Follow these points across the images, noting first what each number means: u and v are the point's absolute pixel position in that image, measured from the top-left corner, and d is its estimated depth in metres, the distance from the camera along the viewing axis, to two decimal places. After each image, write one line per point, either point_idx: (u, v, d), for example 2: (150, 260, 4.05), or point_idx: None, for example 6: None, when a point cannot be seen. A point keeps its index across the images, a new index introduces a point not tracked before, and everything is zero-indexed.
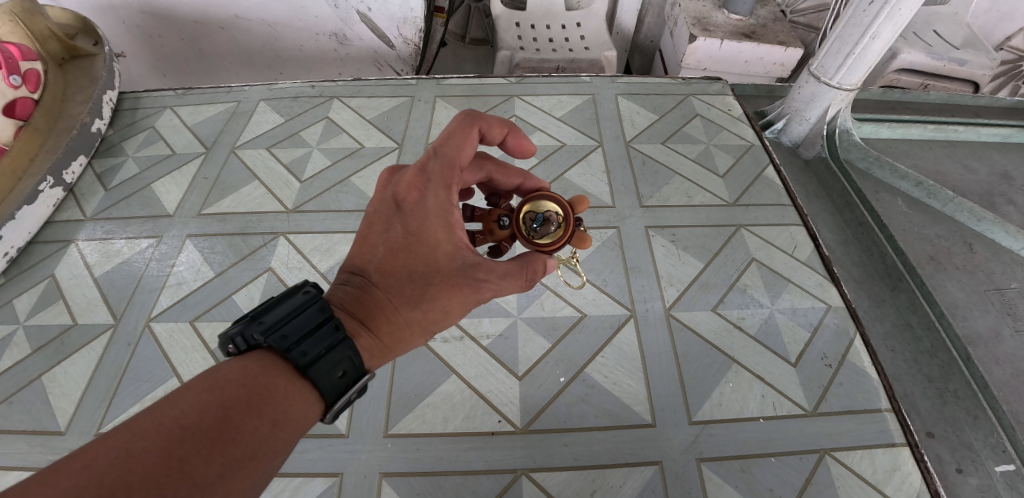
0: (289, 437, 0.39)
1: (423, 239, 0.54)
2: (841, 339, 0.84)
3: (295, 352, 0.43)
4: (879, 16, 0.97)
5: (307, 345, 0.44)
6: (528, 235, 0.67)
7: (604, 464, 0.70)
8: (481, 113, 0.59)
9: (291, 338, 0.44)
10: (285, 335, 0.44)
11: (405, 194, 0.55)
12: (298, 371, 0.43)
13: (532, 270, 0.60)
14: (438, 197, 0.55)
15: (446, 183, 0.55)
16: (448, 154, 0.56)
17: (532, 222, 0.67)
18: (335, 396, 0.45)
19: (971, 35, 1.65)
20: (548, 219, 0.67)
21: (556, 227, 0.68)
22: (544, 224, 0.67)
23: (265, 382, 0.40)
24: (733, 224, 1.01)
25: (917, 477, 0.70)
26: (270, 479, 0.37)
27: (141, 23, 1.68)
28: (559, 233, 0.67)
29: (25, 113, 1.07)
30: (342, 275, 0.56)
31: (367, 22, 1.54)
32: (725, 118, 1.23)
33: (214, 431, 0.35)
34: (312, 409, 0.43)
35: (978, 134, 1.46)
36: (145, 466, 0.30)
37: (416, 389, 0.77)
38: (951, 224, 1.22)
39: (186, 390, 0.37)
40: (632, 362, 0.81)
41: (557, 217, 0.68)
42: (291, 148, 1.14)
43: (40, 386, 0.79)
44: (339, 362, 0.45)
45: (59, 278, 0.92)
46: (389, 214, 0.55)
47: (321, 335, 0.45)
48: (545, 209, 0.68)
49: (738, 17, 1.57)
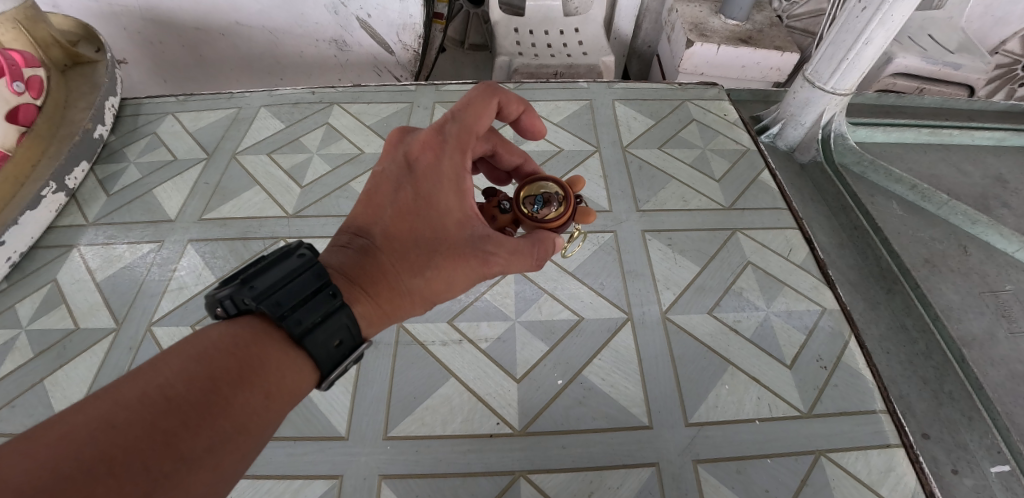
0: (282, 408, 0.40)
1: (433, 203, 0.56)
2: (835, 342, 0.85)
3: (290, 320, 0.44)
4: (871, 22, 0.99)
5: (301, 313, 0.44)
6: (532, 215, 0.66)
7: (601, 466, 0.71)
8: (501, 86, 0.59)
9: (285, 306, 0.44)
10: (278, 301, 0.44)
11: (419, 157, 0.57)
12: (293, 340, 0.44)
13: (543, 251, 0.61)
14: (453, 160, 0.56)
15: (461, 146, 0.56)
16: (466, 120, 0.56)
17: (533, 204, 0.67)
18: (330, 366, 0.46)
19: (965, 40, 1.68)
20: (548, 198, 0.67)
21: (556, 204, 0.67)
22: (544, 202, 0.67)
23: (258, 351, 0.41)
24: (728, 227, 1.02)
25: (911, 477, 0.71)
26: (259, 451, 0.38)
27: (142, 30, 1.70)
28: (559, 208, 0.68)
29: (28, 119, 1.07)
30: (345, 237, 0.58)
31: (366, 28, 1.55)
32: (720, 123, 1.24)
33: (202, 404, 0.35)
34: (308, 378, 0.44)
35: (972, 137, 1.48)
36: (130, 438, 0.31)
37: (415, 392, 0.78)
38: (945, 227, 1.24)
39: (172, 359, 0.37)
40: (629, 365, 0.81)
41: (559, 196, 0.68)
42: (291, 154, 1.16)
43: (42, 390, 0.79)
44: (337, 331, 0.46)
45: (61, 283, 0.93)
46: (401, 176, 0.57)
47: (316, 303, 0.45)
48: (543, 192, 0.68)
49: (734, 23, 1.59)
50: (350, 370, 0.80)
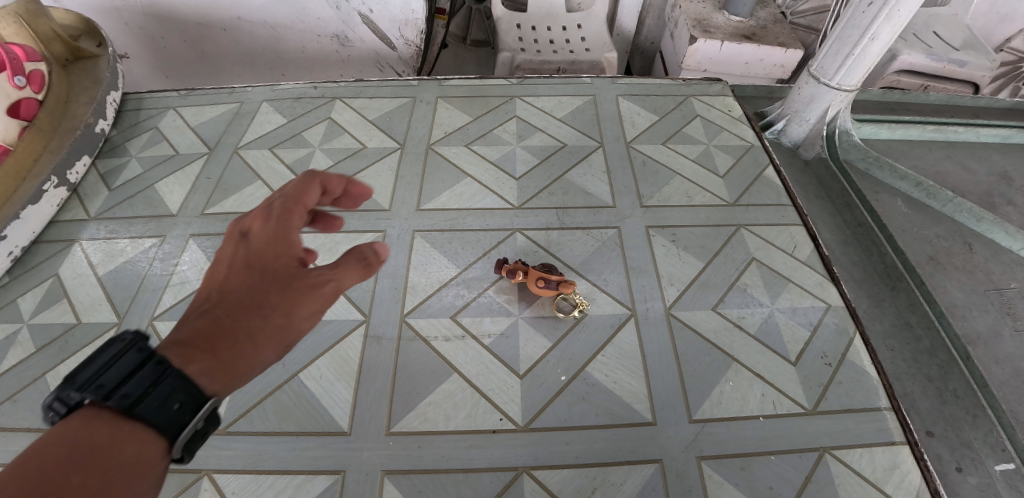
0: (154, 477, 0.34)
1: (274, 242, 0.50)
2: (840, 338, 0.85)
3: (115, 397, 0.35)
4: (878, 18, 0.99)
5: (127, 386, 0.36)
6: (534, 282, 0.84)
7: (604, 462, 0.71)
8: (322, 170, 0.58)
9: (108, 385, 0.36)
10: (101, 384, 0.36)
11: (248, 225, 0.51)
12: (122, 414, 0.36)
13: (362, 254, 0.55)
14: (280, 211, 0.51)
15: (295, 199, 0.53)
16: (290, 190, 0.54)
17: (543, 284, 0.84)
18: (177, 428, 0.38)
19: (970, 37, 1.67)
20: (549, 277, 0.84)
21: (552, 283, 0.84)
22: (545, 279, 0.84)
23: (95, 438, 0.33)
24: (733, 224, 1.01)
25: (916, 475, 0.71)
26: None
27: (144, 25, 1.69)
28: (552, 288, 0.84)
29: (30, 113, 1.07)
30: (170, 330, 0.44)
31: (368, 24, 1.54)
32: (724, 119, 1.24)
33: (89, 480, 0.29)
34: (156, 444, 0.36)
35: (977, 134, 1.47)
36: None
37: (418, 388, 0.77)
38: (950, 224, 1.23)
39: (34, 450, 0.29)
40: (632, 361, 0.81)
41: (561, 290, 0.85)
42: (293, 149, 1.15)
43: (44, 385, 0.79)
44: (175, 391, 0.38)
45: (63, 278, 0.93)
46: (234, 243, 0.50)
47: (145, 371, 0.37)
48: (548, 271, 0.85)
49: (738, 19, 1.58)
50: (353, 365, 0.80)
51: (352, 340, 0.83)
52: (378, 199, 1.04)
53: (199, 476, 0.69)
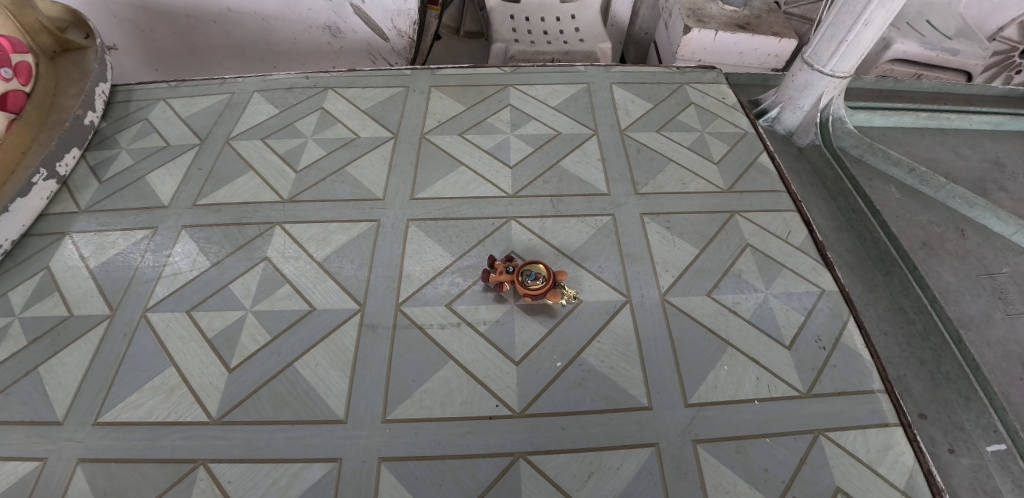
0: None
1: None
2: (833, 322, 0.85)
3: None
4: (872, 2, 0.99)
5: None
6: (522, 282, 0.83)
7: (601, 447, 0.71)
8: None
9: None
10: None
11: None
12: None
13: None
14: None
15: None
16: None
17: (527, 275, 0.83)
18: None
19: (963, 26, 1.72)
20: (538, 273, 0.84)
21: (541, 280, 0.84)
22: (534, 276, 0.83)
23: None
24: (728, 210, 1.02)
25: (909, 456, 0.71)
26: None
27: (133, 18, 1.67)
28: (542, 285, 0.83)
29: (17, 105, 1.04)
30: None
31: (359, 14, 1.53)
32: (719, 107, 1.24)
33: None
34: None
35: (970, 121, 1.47)
36: None
37: (414, 375, 0.77)
38: (942, 210, 1.24)
39: None
40: (628, 347, 0.81)
41: (542, 275, 0.84)
42: (286, 139, 1.14)
43: (37, 378, 0.78)
44: None
45: (53, 270, 0.91)
46: None
47: None
48: (535, 269, 0.85)
49: (732, 8, 1.58)
50: (349, 354, 0.80)
51: (347, 328, 0.83)
52: (372, 188, 1.04)
53: (195, 466, 0.68)
